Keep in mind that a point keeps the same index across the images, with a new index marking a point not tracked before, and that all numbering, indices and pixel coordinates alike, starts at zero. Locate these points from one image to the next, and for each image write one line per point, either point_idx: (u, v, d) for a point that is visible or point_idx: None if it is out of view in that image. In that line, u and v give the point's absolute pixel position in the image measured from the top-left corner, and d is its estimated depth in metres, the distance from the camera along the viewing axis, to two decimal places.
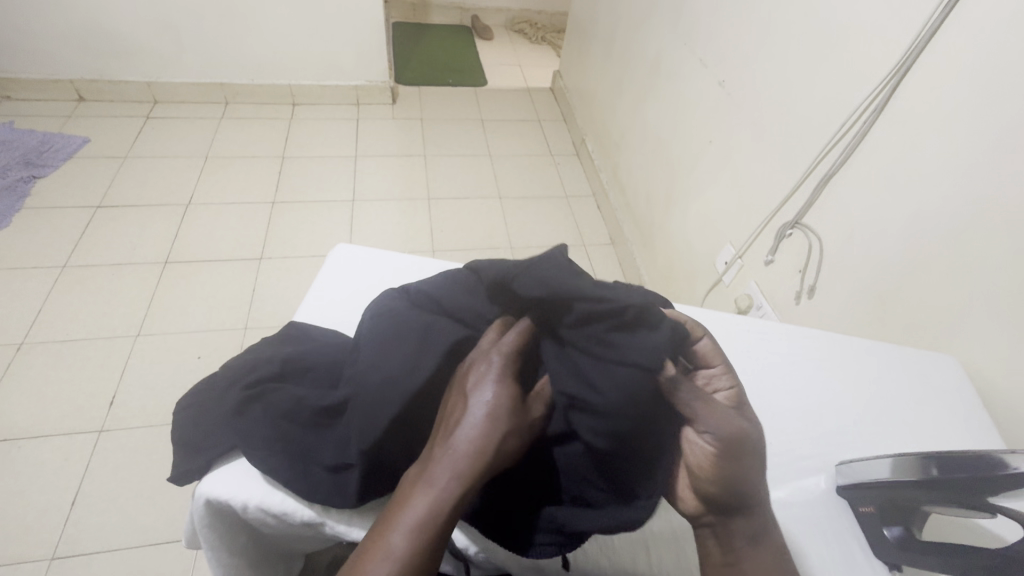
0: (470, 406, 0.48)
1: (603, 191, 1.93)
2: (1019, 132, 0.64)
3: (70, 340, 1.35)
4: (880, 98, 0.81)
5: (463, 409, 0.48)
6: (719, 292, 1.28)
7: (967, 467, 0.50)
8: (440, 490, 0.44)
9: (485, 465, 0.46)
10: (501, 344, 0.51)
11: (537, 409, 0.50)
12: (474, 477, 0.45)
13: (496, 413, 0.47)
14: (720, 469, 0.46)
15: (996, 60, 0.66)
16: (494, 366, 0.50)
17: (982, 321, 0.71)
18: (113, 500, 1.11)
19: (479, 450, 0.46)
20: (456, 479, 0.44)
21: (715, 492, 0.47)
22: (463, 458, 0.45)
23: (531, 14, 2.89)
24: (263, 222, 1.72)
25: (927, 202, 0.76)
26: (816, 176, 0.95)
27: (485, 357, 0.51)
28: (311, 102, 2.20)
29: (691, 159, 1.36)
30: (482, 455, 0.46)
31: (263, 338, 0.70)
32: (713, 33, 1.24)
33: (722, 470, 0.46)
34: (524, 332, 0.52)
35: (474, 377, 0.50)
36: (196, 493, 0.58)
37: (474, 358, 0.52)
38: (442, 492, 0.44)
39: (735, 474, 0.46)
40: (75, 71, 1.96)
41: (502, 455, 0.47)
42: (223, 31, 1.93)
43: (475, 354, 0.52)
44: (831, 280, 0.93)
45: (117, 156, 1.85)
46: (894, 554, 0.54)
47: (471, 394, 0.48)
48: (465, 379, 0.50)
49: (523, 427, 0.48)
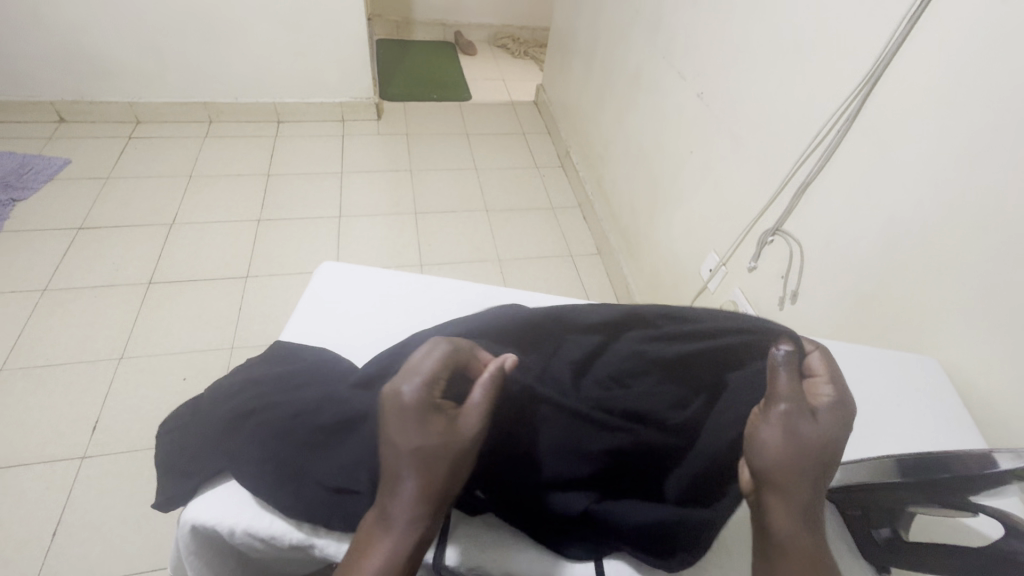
0: (405, 445, 0.45)
1: (588, 202, 1.95)
2: (983, 140, 0.67)
3: (50, 365, 1.32)
4: (853, 107, 0.84)
5: (394, 451, 0.46)
6: (705, 299, 1.29)
7: (956, 466, 0.51)
8: (400, 533, 0.44)
9: (436, 495, 0.46)
10: (411, 372, 0.48)
11: (466, 424, 0.47)
12: (432, 509, 0.46)
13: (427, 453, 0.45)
14: (783, 448, 0.45)
15: (957, 71, 0.69)
16: (416, 398, 0.47)
17: (959, 323, 0.73)
18: (97, 528, 1.09)
19: (424, 492, 0.45)
20: (409, 525, 0.45)
21: (762, 469, 0.46)
22: (416, 497, 0.45)
23: (513, 29, 2.93)
24: (249, 240, 1.71)
25: (900, 207, 0.79)
26: (794, 185, 0.98)
27: (402, 391, 0.47)
28: (296, 120, 2.20)
29: (673, 169, 1.38)
30: (430, 489, 0.45)
31: (249, 358, 0.70)
32: (690, 47, 1.28)
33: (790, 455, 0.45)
34: (439, 352, 0.50)
35: (393, 419, 0.46)
36: (181, 520, 0.56)
37: (388, 394, 0.47)
38: (405, 534, 0.45)
39: (806, 462, 0.45)
40: (55, 93, 1.95)
41: (449, 481, 0.46)
42: (205, 50, 1.93)
43: (391, 387, 0.48)
44: (813, 285, 0.95)
45: (99, 176, 1.84)
46: (884, 556, 0.55)
47: (395, 440, 0.46)
48: (387, 417, 0.47)
49: (459, 452, 0.46)
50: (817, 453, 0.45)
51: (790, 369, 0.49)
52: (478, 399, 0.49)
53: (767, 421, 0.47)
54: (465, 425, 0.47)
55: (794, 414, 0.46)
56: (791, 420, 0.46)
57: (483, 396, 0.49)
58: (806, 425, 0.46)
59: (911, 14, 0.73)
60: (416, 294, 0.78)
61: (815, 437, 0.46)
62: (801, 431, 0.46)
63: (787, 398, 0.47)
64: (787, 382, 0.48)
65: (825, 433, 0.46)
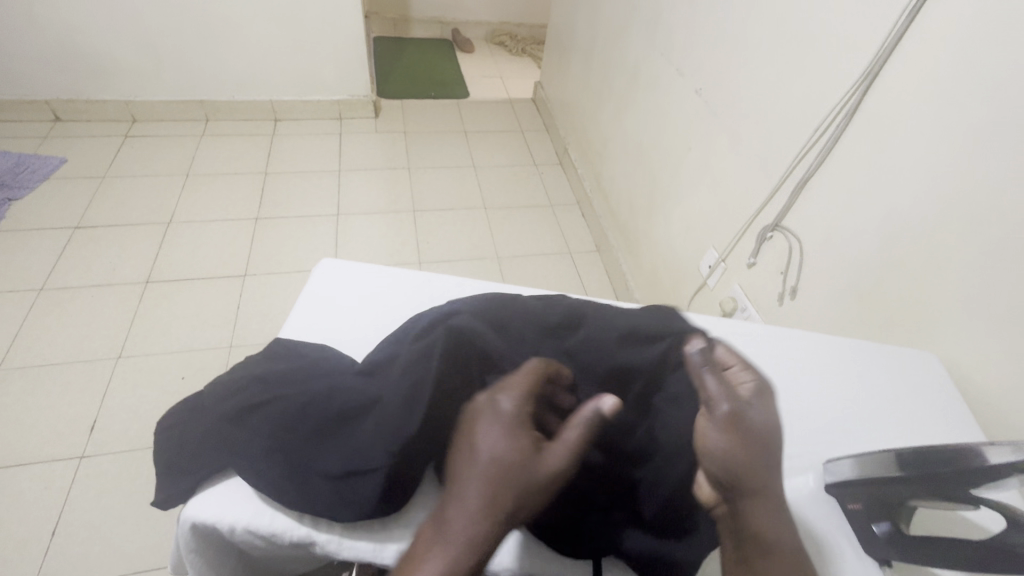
0: (486, 456, 0.45)
1: (587, 199, 1.95)
2: (982, 135, 0.67)
3: (47, 364, 1.32)
4: (851, 102, 0.84)
5: (473, 461, 0.45)
6: (704, 295, 1.29)
7: (952, 459, 0.51)
8: (455, 547, 0.42)
9: (509, 516, 0.43)
10: (506, 388, 0.50)
11: (555, 452, 0.46)
12: (492, 533, 0.43)
13: (506, 466, 0.44)
14: (733, 447, 0.48)
15: (956, 66, 0.69)
16: (507, 414, 0.48)
17: (958, 318, 0.73)
18: (96, 528, 1.08)
19: (492, 507, 0.43)
20: (468, 541, 0.42)
21: (721, 474, 0.47)
22: (479, 512, 0.43)
23: (511, 27, 2.93)
24: (247, 238, 1.70)
25: (899, 202, 0.79)
26: (792, 181, 0.98)
27: (497, 405, 0.49)
28: (293, 118, 2.19)
29: (672, 166, 1.37)
30: (495, 508, 0.43)
31: (249, 355, 0.69)
32: (689, 43, 1.27)
33: (738, 451, 0.48)
34: (530, 372, 0.52)
35: (484, 428, 0.47)
36: (181, 517, 0.56)
37: (481, 405, 0.49)
38: (461, 551, 0.42)
39: (750, 454, 0.48)
40: (50, 91, 1.94)
41: (518, 507, 0.44)
42: (202, 49, 1.92)
43: (488, 400, 0.50)
44: (812, 281, 0.95)
45: (95, 175, 1.83)
46: (884, 551, 0.54)
47: (474, 444, 0.47)
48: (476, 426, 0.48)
49: (544, 476, 0.45)
50: (759, 443, 0.49)
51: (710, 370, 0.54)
52: (575, 433, 0.47)
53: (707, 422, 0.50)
54: (550, 453, 0.45)
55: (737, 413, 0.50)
56: (732, 421, 0.49)
57: (579, 428, 0.47)
58: (755, 422, 0.50)
59: (910, 9, 0.73)
60: (415, 290, 0.78)
61: (762, 429, 0.50)
62: (743, 423, 0.49)
63: (718, 397, 0.51)
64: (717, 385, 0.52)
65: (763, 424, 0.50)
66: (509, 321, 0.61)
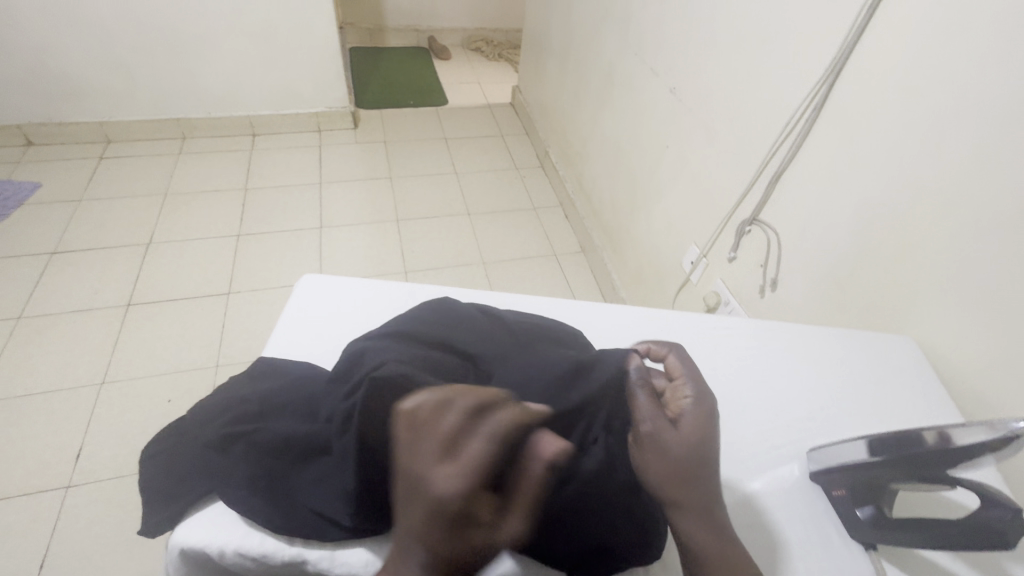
0: (433, 507, 0.42)
1: (569, 200, 1.96)
2: (943, 124, 0.69)
3: (28, 395, 1.29)
4: (819, 96, 0.86)
5: (424, 502, 0.43)
6: (687, 291, 1.31)
7: (918, 443, 0.52)
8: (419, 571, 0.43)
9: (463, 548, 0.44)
10: (427, 432, 0.44)
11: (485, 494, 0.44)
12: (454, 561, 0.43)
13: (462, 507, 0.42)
14: (667, 460, 0.51)
15: (917, 60, 0.71)
16: (435, 441, 0.44)
17: (931, 303, 0.75)
18: (87, 558, 1.06)
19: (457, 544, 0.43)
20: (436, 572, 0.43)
21: (666, 491, 0.51)
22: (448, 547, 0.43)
23: (486, 32, 2.94)
24: (229, 256, 1.68)
25: (868, 193, 0.81)
26: (768, 174, 0.99)
27: (416, 445, 0.44)
28: (271, 132, 2.18)
29: (650, 165, 1.40)
30: (460, 525, 0.43)
31: (232, 376, 0.69)
32: (660, 43, 1.29)
33: (671, 468, 0.51)
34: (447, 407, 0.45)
35: (431, 480, 0.43)
36: (169, 544, 0.55)
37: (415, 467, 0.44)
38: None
39: (691, 468, 0.52)
40: (21, 115, 1.90)
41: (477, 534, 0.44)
42: (177, 66, 1.91)
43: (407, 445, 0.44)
44: (790, 273, 0.98)
45: (71, 199, 1.80)
46: (869, 534, 0.56)
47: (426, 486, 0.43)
48: (409, 463, 0.44)
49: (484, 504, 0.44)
50: (696, 461, 0.52)
51: (647, 386, 0.55)
52: (489, 437, 0.44)
53: (658, 438, 0.52)
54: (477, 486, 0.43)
55: (684, 413, 0.55)
56: (659, 437, 0.52)
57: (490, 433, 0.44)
58: (670, 437, 0.52)
59: (867, 8, 0.76)
60: (397, 302, 0.78)
61: (679, 445, 0.52)
62: (706, 433, 0.54)
63: (648, 417, 0.53)
64: (650, 406, 0.54)
65: (690, 437, 0.53)
66: (474, 343, 0.60)
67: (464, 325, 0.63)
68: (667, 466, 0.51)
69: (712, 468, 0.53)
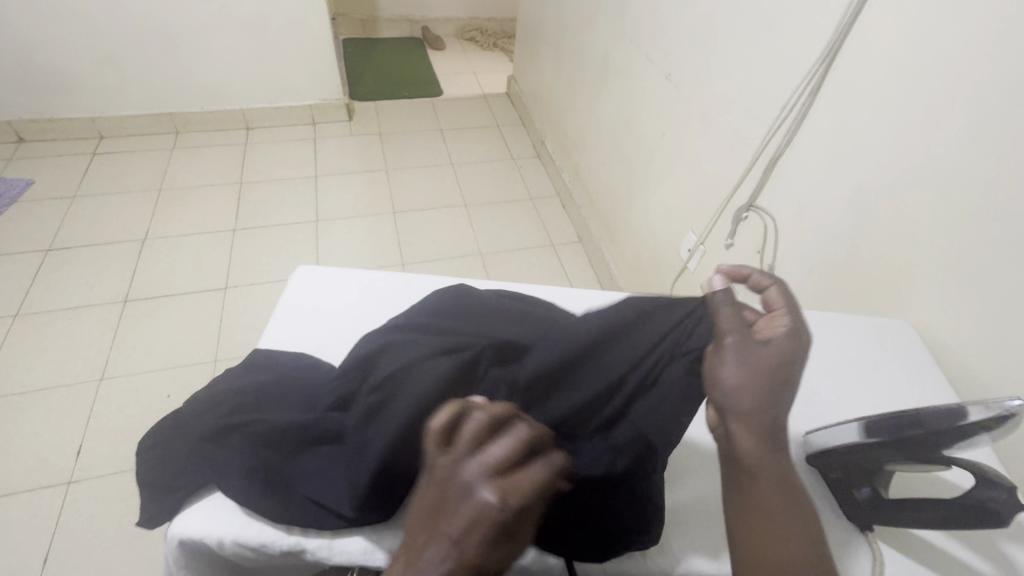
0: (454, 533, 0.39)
1: (566, 191, 1.95)
2: (940, 107, 0.69)
3: (27, 392, 1.29)
4: (815, 81, 0.85)
5: (447, 524, 0.39)
6: (685, 279, 1.31)
7: (922, 423, 0.51)
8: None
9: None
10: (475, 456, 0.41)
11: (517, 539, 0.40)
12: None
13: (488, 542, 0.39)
14: (740, 375, 0.49)
15: (913, 42, 0.71)
16: (481, 462, 0.40)
17: (928, 286, 0.75)
18: (89, 553, 1.07)
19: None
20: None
21: (724, 402, 0.49)
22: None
23: (481, 21, 2.91)
24: (225, 251, 1.68)
25: (865, 177, 0.81)
26: (764, 159, 0.99)
27: (460, 466, 0.41)
28: (265, 126, 2.16)
29: (646, 153, 1.39)
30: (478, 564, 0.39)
31: (228, 369, 0.69)
32: (655, 29, 1.28)
33: (744, 380, 0.49)
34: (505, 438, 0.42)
35: (461, 505, 0.39)
36: (168, 535, 0.56)
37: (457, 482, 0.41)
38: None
39: (764, 388, 0.49)
40: (11, 111, 1.88)
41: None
42: (167, 59, 1.89)
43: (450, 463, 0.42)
44: (788, 259, 0.97)
45: (65, 196, 1.79)
46: (866, 515, 0.57)
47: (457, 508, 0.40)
48: (446, 479, 0.41)
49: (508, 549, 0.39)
50: (776, 383, 0.49)
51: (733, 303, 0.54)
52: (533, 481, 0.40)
53: (733, 352, 0.50)
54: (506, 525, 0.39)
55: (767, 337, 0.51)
56: (743, 349, 0.51)
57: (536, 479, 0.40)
58: (746, 353, 0.50)
59: None
60: (394, 293, 0.78)
61: (756, 359, 0.50)
62: (788, 359, 0.50)
63: (732, 329, 0.52)
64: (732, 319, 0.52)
65: (769, 359, 0.50)
66: (489, 324, 0.60)
67: (471, 307, 0.63)
68: (738, 378, 0.49)
69: (789, 390, 0.50)
